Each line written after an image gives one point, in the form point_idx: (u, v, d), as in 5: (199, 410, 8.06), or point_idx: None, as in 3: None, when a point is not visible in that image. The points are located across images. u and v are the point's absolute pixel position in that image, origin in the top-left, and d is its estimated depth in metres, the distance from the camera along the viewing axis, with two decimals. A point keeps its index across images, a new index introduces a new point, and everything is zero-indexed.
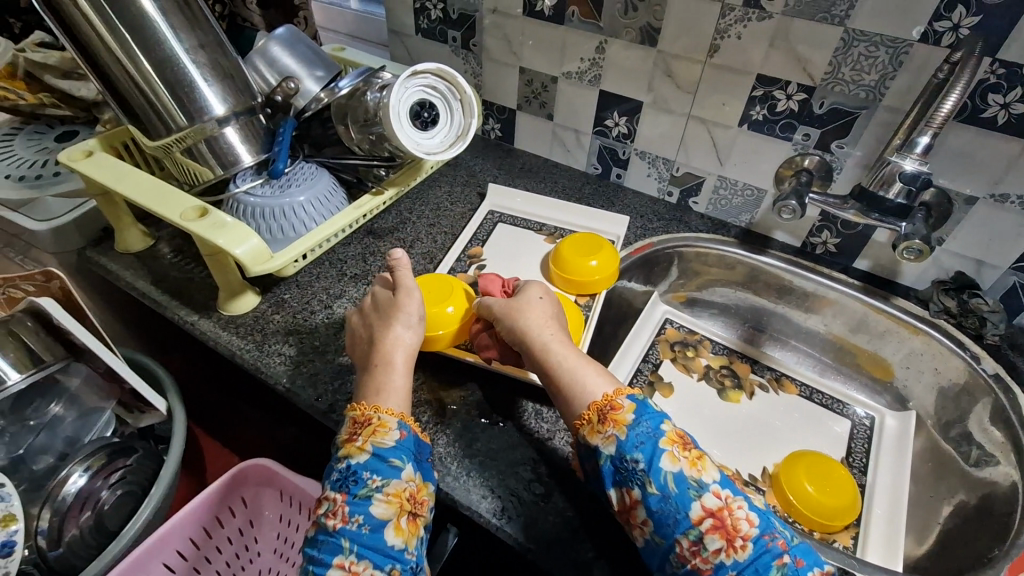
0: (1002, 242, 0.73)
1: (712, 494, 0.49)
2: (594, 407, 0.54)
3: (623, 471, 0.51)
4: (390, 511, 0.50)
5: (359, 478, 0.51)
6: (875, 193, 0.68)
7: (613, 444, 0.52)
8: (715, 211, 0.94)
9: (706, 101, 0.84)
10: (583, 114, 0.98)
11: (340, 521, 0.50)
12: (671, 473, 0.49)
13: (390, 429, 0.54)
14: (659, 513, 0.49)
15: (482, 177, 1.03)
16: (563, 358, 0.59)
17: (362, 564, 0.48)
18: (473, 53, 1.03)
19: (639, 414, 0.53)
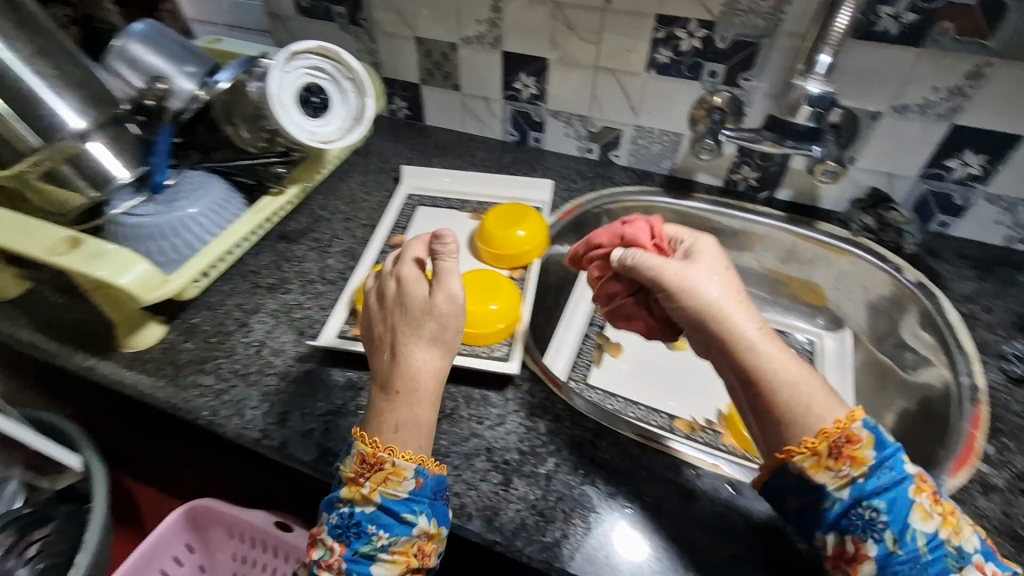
0: (908, 153, 0.75)
1: (976, 567, 0.42)
2: (832, 430, 0.44)
3: (857, 520, 0.43)
4: (395, 570, 0.47)
5: (363, 533, 0.47)
6: (786, 119, 0.68)
7: (848, 488, 0.44)
8: (637, 162, 0.93)
9: (611, 49, 0.81)
10: (490, 79, 0.93)
11: (340, 570, 0.47)
12: (925, 534, 0.42)
13: (406, 479, 0.48)
14: (899, 573, 0.42)
15: (396, 161, 0.97)
16: (768, 362, 0.47)
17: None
18: (364, 29, 0.96)
19: (880, 451, 0.44)
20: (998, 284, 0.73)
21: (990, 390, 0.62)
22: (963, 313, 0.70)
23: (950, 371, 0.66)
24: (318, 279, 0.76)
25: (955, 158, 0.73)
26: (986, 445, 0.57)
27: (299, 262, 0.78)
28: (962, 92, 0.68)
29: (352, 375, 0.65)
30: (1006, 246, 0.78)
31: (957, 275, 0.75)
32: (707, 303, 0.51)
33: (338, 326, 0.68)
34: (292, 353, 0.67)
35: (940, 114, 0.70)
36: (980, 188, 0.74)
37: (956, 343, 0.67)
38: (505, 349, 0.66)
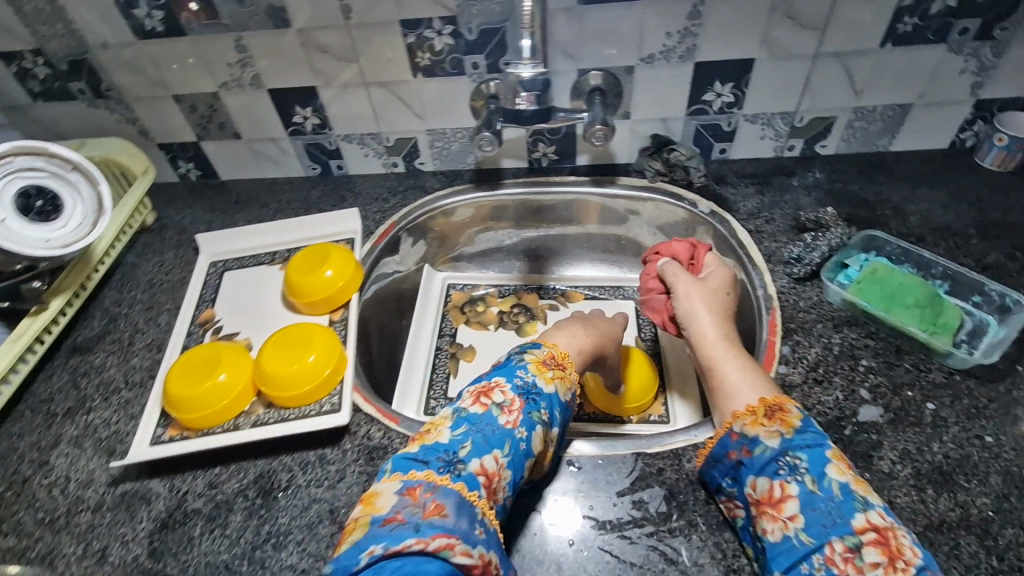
0: (670, 96, 0.79)
1: (878, 513, 0.43)
2: (757, 404, 0.51)
3: (780, 465, 0.47)
4: (538, 447, 0.52)
5: (538, 402, 0.54)
6: (513, 106, 0.65)
7: (777, 439, 0.48)
8: (442, 164, 0.92)
9: (372, 64, 0.79)
10: (268, 120, 0.88)
11: (514, 422, 0.51)
12: (837, 480, 0.45)
13: (571, 389, 0.58)
14: (816, 513, 0.44)
15: (195, 229, 0.90)
16: (720, 360, 0.56)
17: (506, 472, 0.49)
18: (114, 99, 0.87)
19: (807, 423, 0.49)
20: (776, 194, 0.80)
21: (781, 296, 0.67)
22: (752, 230, 0.76)
23: (748, 287, 0.71)
24: (123, 386, 0.69)
25: (709, 92, 0.78)
26: (783, 348, 0.62)
27: (98, 373, 0.71)
28: (690, 32, 0.72)
29: (175, 482, 0.59)
30: (778, 156, 0.85)
31: (742, 195, 0.81)
32: (696, 313, 0.60)
33: (149, 434, 0.62)
34: (104, 478, 0.60)
35: (681, 56, 0.75)
36: (739, 112, 0.80)
37: (749, 260, 0.73)
38: (335, 399, 0.63)
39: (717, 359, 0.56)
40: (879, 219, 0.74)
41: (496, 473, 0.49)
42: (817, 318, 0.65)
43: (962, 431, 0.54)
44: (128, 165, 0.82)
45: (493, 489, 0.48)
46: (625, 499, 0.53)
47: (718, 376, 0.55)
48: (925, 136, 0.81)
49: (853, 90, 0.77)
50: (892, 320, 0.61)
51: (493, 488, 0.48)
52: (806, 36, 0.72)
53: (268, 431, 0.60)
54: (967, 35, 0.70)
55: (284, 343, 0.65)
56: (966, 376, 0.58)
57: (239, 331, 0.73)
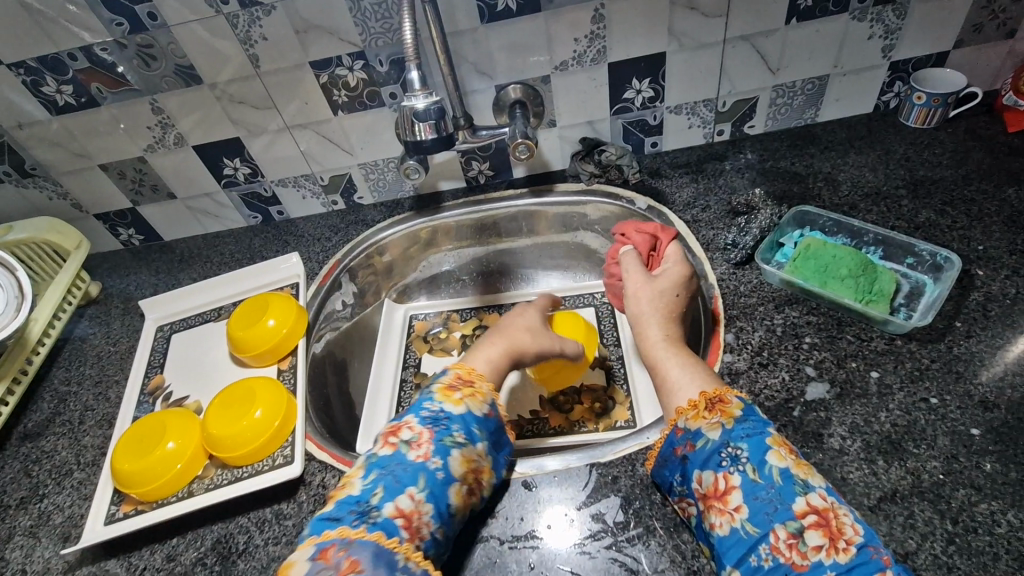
0: (590, 99, 0.79)
1: (819, 495, 0.45)
2: (698, 400, 0.52)
3: (723, 457, 0.48)
4: (461, 470, 0.51)
5: (449, 426, 0.53)
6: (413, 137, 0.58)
7: (718, 431, 0.49)
8: (381, 195, 0.92)
9: (291, 107, 0.79)
10: (199, 176, 0.88)
11: (425, 455, 0.51)
12: (776, 466, 0.46)
13: (485, 402, 0.57)
14: (759, 500, 0.45)
15: (141, 295, 0.89)
16: (664, 364, 0.58)
17: (428, 507, 0.48)
18: (40, 177, 0.87)
19: (748, 413, 0.50)
20: (710, 180, 0.80)
21: (722, 282, 0.68)
22: (689, 220, 0.76)
23: (691, 277, 0.71)
24: (76, 467, 0.68)
25: (629, 89, 0.79)
26: (727, 336, 0.62)
27: (50, 457, 0.69)
28: (598, 35, 0.73)
29: (132, 560, 0.58)
30: (709, 143, 0.86)
31: (677, 186, 0.81)
32: (643, 314, 0.63)
33: (104, 512, 0.61)
34: (60, 566, 0.59)
35: (594, 59, 0.75)
36: (662, 106, 0.81)
37: (688, 249, 0.73)
38: (286, 450, 0.62)
39: (659, 358, 0.59)
40: (812, 192, 0.75)
41: (417, 510, 0.47)
42: (759, 301, 0.65)
43: (907, 396, 0.54)
44: (58, 242, 0.81)
45: (419, 531, 0.47)
46: (582, 513, 0.53)
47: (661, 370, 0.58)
48: (847, 103, 0.82)
49: (768, 69, 0.77)
50: (829, 295, 0.61)
51: (416, 528, 0.47)
52: (711, 23, 0.72)
53: (222, 493, 0.59)
54: (867, 2, 0.71)
55: (230, 400, 0.64)
56: (906, 340, 0.58)
57: (189, 395, 0.72)
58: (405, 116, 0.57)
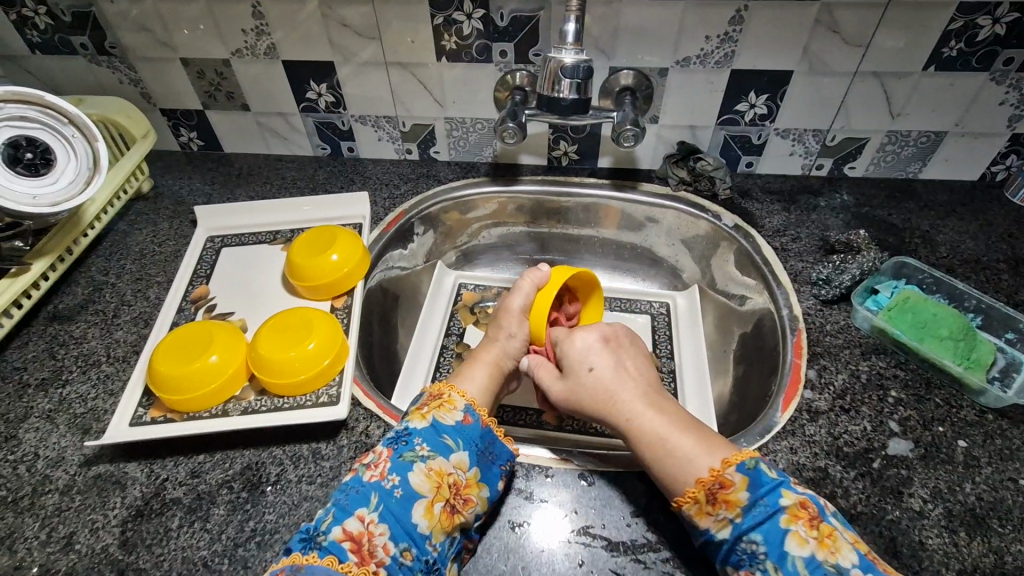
0: (701, 103, 0.76)
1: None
2: (696, 488, 0.46)
3: (739, 555, 0.44)
4: (428, 485, 0.47)
5: (409, 441, 0.49)
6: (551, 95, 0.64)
7: (727, 528, 0.45)
8: (458, 154, 0.89)
9: (395, 43, 0.76)
10: (279, 93, 0.84)
11: (380, 475, 0.47)
12: (799, 558, 0.42)
13: (457, 408, 0.52)
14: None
15: (193, 201, 0.85)
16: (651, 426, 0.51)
17: (382, 528, 0.45)
18: (116, 57, 0.83)
19: (755, 490, 0.45)
20: (802, 212, 0.78)
21: (806, 317, 0.65)
22: (777, 247, 0.74)
23: (772, 305, 0.69)
24: (104, 360, 0.64)
25: (742, 102, 0.76)
26: (809, 372, 0.60)
27: (78, 344, 0.66)
28: (730, 38, 0.70)
29: (154, 467, 0.55)
30: (804, 175, 0.83)
31: (768, 212, 0.78)
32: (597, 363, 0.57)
33: (130, 413, 0.57)
34: (76, 458, 0.56)
35: (718, 62, 0.72)
36: (770, 126, 0.78)
37: (773, 277, 0.70)
38: (332, 390, 0.59)
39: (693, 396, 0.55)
40: (908, 246, 0.72)
41: (367, 532, 0.44)
42: (844, 343, 0.62)
43: (995, 473, 0.51)
44: (127, 126, 0.78)
45: (373, 553, 0.44)
46: (640, 519, 0.50)
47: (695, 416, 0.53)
48: (955, 166, 0.80)
49: (889, 112, 0.74)
50: (924, 351, 0.59)
51: (368, 551, 0.44)
52: (849, 52, 0.69)
53: (259, 420, 0.56)
54: (1011, 65, 0.68)
55: (284, 326, 0.61)
56: (998, 415, 0.55)
57: (234, 311, 0.69)
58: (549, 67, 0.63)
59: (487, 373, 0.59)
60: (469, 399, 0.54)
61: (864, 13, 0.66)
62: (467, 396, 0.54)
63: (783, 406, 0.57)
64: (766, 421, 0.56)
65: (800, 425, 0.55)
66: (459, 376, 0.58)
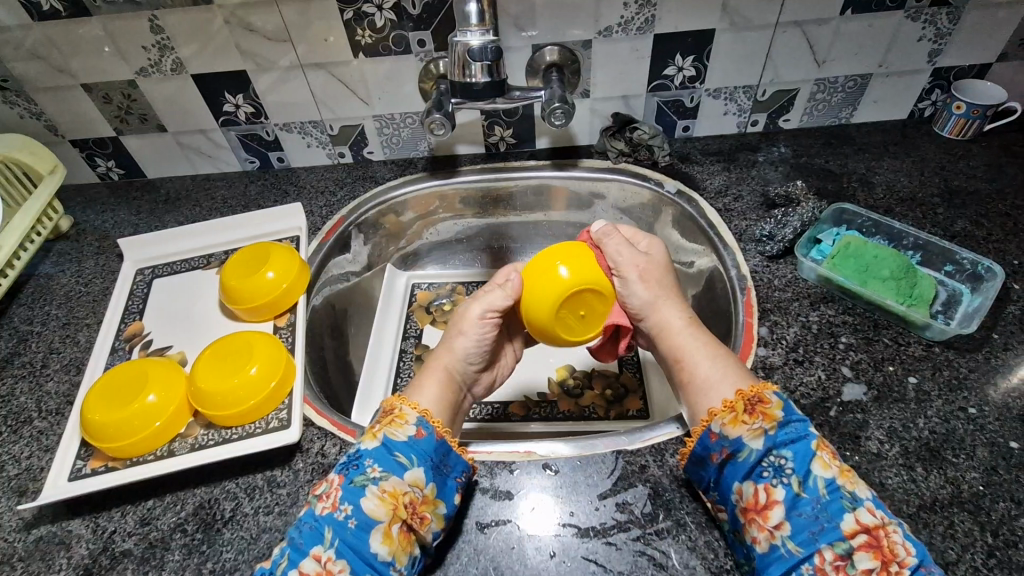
0: (629, 72, 0.75)
1: (867, 511, 0.42)
2: (734, 399, 0.47)
3: (764, 467, 0.44)
4: (383, 510, 0.44)
5: (359, 464, 0.46)
6: (465, 81, 0.62)
7: (761, 439, 0.45)
8: (393, 152, 0.86)
9: (307, 43, 0.72)
10: (195, 110, 0.80)
11: (332, 506, 0.45)
12: (823, 478, 0.43)
13: (408, 423, 0.49)
14: (804, 517, 0.42)
15: (119, 234, 0.81)
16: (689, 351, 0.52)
17: (340, 565, 0.42)
18: (12, 90, 0.77)
19: (790, 413, 0.46)
20: (742, 170, 0.78)
21: (755, 274, 0.66)
22: (720, 208, 0.73)
23: (722, 266, 0.68)
24: (36, 415, 0.60)
25: (671, 66, 0.75)
26: (761, 329, 0.60)
27: (6, 401, 0.62)
28: (648, 2, 0.68)
29: (100, 520, 0.52)
30: (742, 132, 0.83)
31: (708, 173, 0.78)
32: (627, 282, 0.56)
33: (68, 467, 0.54)
34: (15, 523, 0.52)
35: (640, 28, 0.71)
36: (701, 87, 0.77)
37: (720, 239, 0.70)
38: (281, 414, 0.57)
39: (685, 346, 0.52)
40: (846, 192, 0.73)
41: (325, 571, 0.42)
42: (794, 296, 0.63)
43: (946, 405, 0.52)
44: (30, 163, 0.74)
45: None
46: (608, 501, 0.49)
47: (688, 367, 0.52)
48: (884, 106, 0.80)
49: (815, 60, 0.75)
50: (870, 294, 0.60)
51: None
52: (767, 4, 0.69)
53: (207, 455, 0.54)
54: (924, 1, 0.69)
55: (224, 353, 0.58)
56: (944, 347, 0.56)
57: (172, 344, 0.66)
58: (460, 48, 0.60)
59: (438, 385, 0.54)
60: (423, 410, 0.50)
61: None
62: (419, 407, 0.50)
63: (740, 365, 0.57)
64: None
65: None
66: (412, 387, 0.54)
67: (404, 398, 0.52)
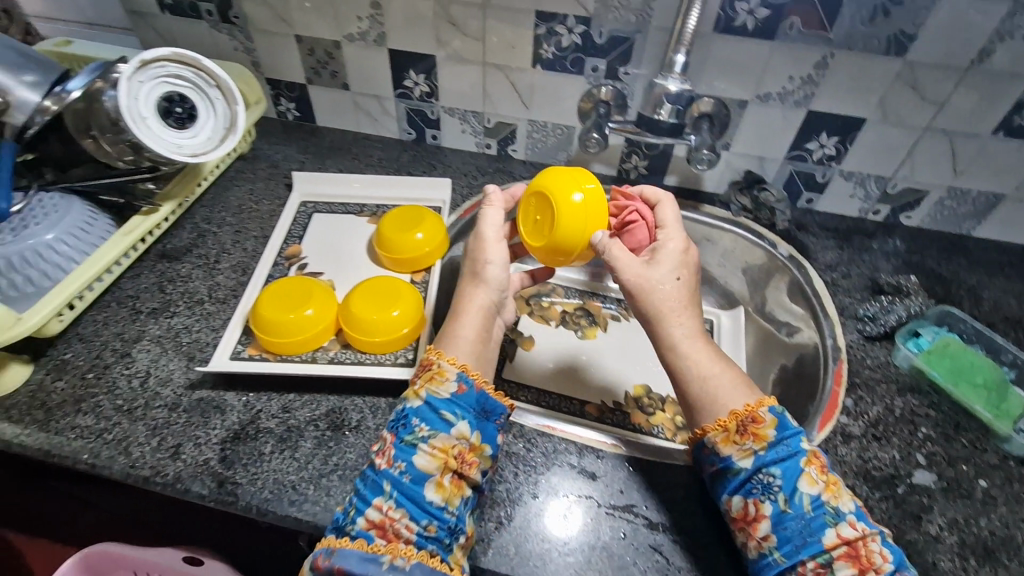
0: (773, 136, 0.81)
1: (849, 524, 0.46)
2: (728, 418, 0.52)
3: (754, 484, 0.49)
4: (434, 464, 0.50)
5: (409, 424, 0.52)
6: (650, 116, 0.69)
7: (750, 458, 0.50)
8: (534, 154, 0.94)
9: (496, 46, 0.82)
10: (380, 78, 0.91)
11: (388, 463, 0.50)
12: (808, 496, 0.47)
13: (450, 380, 0.54)
14: (787, 531, 0.47)
15: (287, 166, 0.93)
16: (707, 368, 0.55)
17: (401, 512, 0.48)
18: (238, 27, 0.89)
19: (781, 431, 0.50)
20: (855, 252, 0.82)
21: (849, 349, 0.70)
22: (827, 281, 0.78)
23: (818, 335, 0.73)
24: (207, 299, 0.72)
25: (813, 141, 0.80)
26: (846, 399, 0.65)
27: (184, 281, 0.74)
28: (812, 81, 0.74)
29: (250, 398, 0.62)
30: (861, 217, 0.87)
31: (822, 247, 0.83)
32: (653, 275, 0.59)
33: (231, 347, 0.65)
34: (183, 380, 0.64)
35: (797, 101, 0.76)
36: (836, 167, 0.82)
37: (822, 309, 0.75)
38: (408, 354, 0.66)
39: (690, 351, 0.56)
40: (953, 297, 0.76)
41: (388, 518, 0.48)
42: (883, 378, 0.67)
43: (1011, 513, 0.56)
44: (244, 92, 0.87)
45: (399, 534, 0.47)
46: (678, 506, 0.55)
47: (691, 373, 0.55)
48: (1008, 227, 0.83)
49: (953, 169, 0.78)
50: (958, 395, 0.64)
51: (394, 533, 0.48)
52: (923, 108, 0.73)
53: (345, 369, 0.63)
54: None
55: (374, 290, 0.67)
56: (1020, 463, 0.60)
57: (323, 272, 0.76)
58: (654, 91, 0.68)
59: (478, 320, 0.60)
60: (461, 365, 0.55)
61: (943, 74, 0.70)
62: (457, 363, 0.55)
63: (820, 426, 0.62)
64: (803, 438, 0.61)
65: (833, 445, 0.60)
66: (444, 338, 0.59)
67: (442, 354, 0.57)
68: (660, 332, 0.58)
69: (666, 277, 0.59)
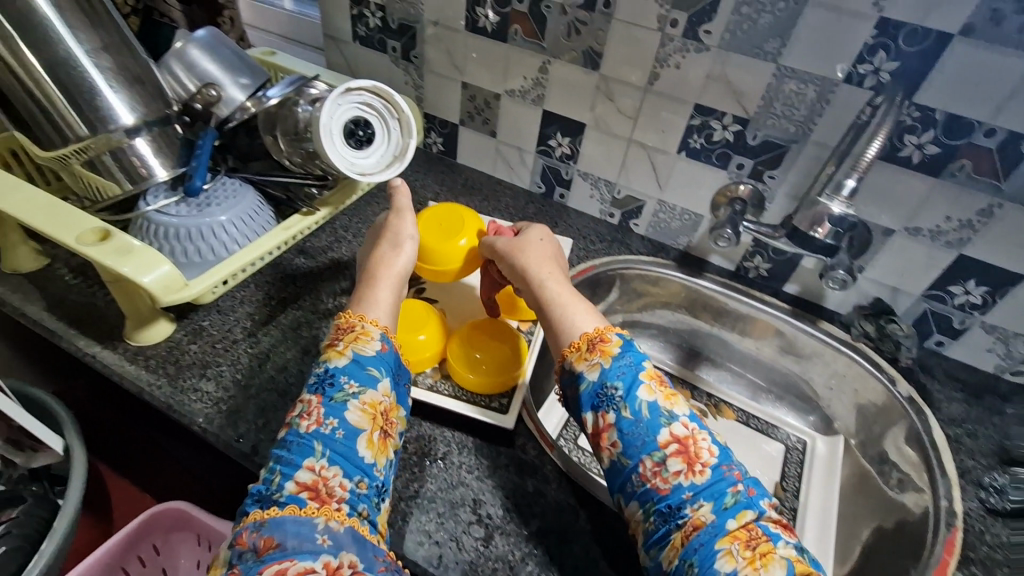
0: (914, 271, 0.78)
1: (680, 425, 0.53)
2: (581, 340, 0.58)
3: (601, 396, 0.55)
4: (365, 420, 0.52)
5: (336, 383, 0.53)
6: (807, 233, 0.71)
7: (596, 371, 0.56)
8: (655, 232, 0.96)
9: (646, 128, 0.85)
10: (527, 132, 0.96)
11: (317, 422, 0.51)
12: (646, 401, 0.54)
13: (374, 339, 0.57)
14: (631, 435, 0.52)
15: (423, 194, 1.00)
16: (561, 301, 0.63)
17: (334, 471, 0.49)
18: (414, 65, 0.99)
19: (624, 350, 0.57)
20: (984, 411, 0.76)
21: (966, 517, 0.64)
22: (948, 435, 0.72)
23: (930, 492, 0.68)
24: (331, 302, 0.77)
25: (958, 285, 0.76)
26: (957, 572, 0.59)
27: (315, 280, 0.80)
28: (971, 225, 0.71)
29: None
30: (995, 374, 0.81)
31: (946, 397, 0.77)
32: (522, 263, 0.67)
33: None
34: (297, 372, 0.68)
35: (949, 242, 0.73)
36: (978, 317, 0.77)
37: (938, 464, 0.69)
38: (502, 401, 0.68)
39: (557, 297, 0.63)
40: None
41: (321, 478, 0.48)
42: (1003, 561, 0.60)
43: None
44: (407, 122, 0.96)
45: (332, 494, 0.48)
46: None
47: (560, 314, 0.62)
48: None
49: None
50: None
51: (327, 492, 0.48)
52: None
53: (442, 401, 0.66)
54: None
55: None
56: None
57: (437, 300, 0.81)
58: (820, 212, 0.70)
59: (392, 291, 0.63)
60: (383, 327, 0.59)
61: None
62: (379, 325, 0.59)
63: None
64: None
65: None
66: (365, 301, 0.62)
67: (362, 317, 0.60)
68: (531, 283, 0.65)
69: (534, 238, 0.70)
